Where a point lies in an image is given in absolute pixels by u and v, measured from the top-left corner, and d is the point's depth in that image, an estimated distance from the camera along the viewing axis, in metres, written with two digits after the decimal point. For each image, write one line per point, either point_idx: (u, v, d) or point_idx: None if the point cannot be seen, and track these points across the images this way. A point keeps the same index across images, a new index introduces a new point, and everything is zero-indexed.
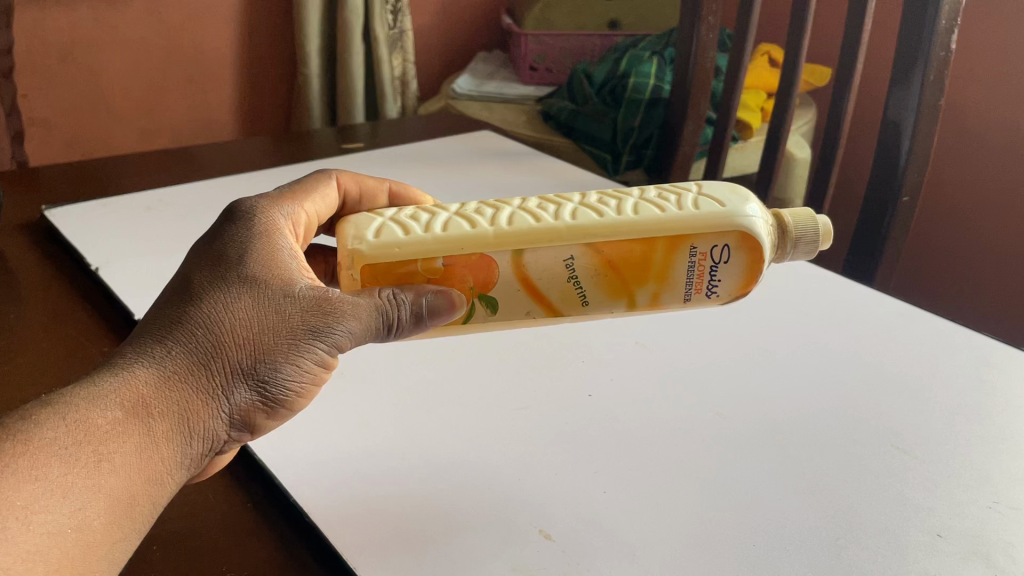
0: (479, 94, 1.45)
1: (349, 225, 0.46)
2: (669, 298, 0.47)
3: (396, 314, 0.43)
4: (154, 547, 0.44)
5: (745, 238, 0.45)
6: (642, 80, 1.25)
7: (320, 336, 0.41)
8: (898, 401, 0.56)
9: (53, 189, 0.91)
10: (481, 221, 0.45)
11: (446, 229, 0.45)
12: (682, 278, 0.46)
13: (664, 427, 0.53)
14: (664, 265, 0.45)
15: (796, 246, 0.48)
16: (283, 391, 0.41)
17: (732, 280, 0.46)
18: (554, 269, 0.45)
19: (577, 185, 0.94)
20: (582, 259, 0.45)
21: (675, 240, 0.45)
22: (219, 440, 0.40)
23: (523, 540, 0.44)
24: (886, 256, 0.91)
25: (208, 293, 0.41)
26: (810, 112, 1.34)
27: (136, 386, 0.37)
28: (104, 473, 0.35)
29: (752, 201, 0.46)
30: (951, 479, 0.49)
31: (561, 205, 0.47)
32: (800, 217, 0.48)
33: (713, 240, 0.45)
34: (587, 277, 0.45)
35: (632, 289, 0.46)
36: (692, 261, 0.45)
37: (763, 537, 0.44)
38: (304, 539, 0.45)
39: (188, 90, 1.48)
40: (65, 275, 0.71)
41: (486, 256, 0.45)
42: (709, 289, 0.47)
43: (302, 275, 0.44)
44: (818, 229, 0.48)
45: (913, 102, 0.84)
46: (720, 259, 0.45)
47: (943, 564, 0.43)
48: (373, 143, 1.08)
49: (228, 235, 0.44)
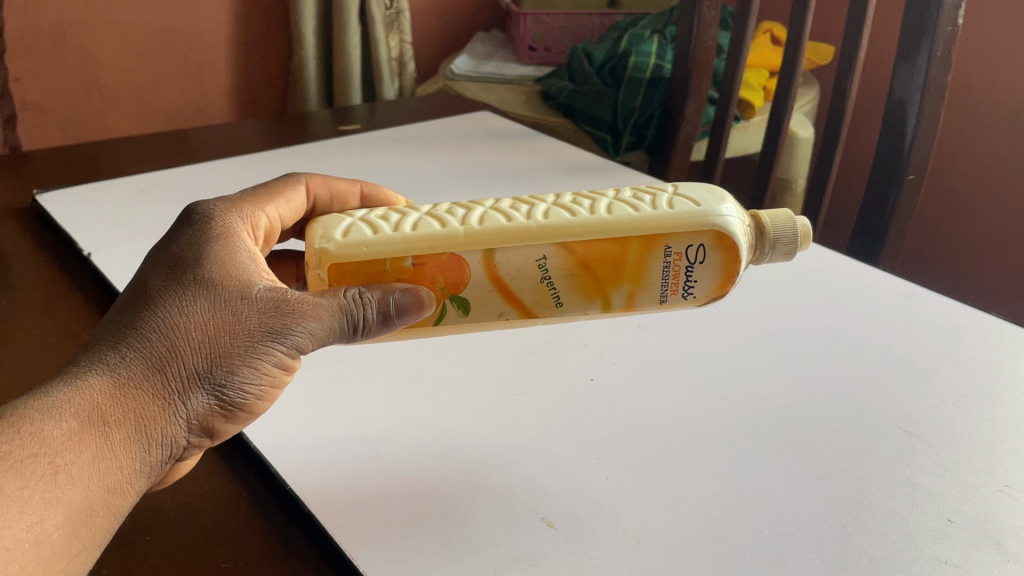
0: (476, 75, 1.43)
1: (318, 224, 0.45)
2: (645, 298, 0.46)
3: (362, 314, 0.42)
4: (148, 537, 0.43)
5: (720, 238, 0.44)
6: (642, 59, 1.23)
7: (279, 337, 0.40)
8: (906, 383, 0.55)
9: (46, 172, 0.90)
10: (452, 220, 0.44)
11: (415, 228, 0.44)
12: (656, 278, 0.45)
13: (666, 413, 0.52)
14: (639, 264, 0.44)
15: (774, 248, 0.47)
16: (242, 395, 0.40)
17: (708, 280, 0.45)
18: (526, 269, 0.44)
19: (578, 165, 0.93)
20: (555, 259, 0.44)
21: (648, 239, 0.43)
22: (178, 445, 0.39)
23: (524, 528, 0.43)
24: (893, 235, 0.90)
25: (163, 298, 0.39)
26: (813, 91, 1.33)
27: (90, 394, 0.36)
28: (61, 485, 0.34)
29: (728, 201, 0.45)
30: (961, 463, 0.48)
31: (534, 205, 0.46)
32: (778, 218, 0.47)
33: (688, 239, 0.44)
34: (560, 276, 0.44)
35: (607, 290, 0.45)
36: (667, 261, 0.44)
37: (769, 524, 0.43)
38: (300, 528, 0.44)
39: (183, 73, 1.47)
40: (58, 261, 0.70)
41: (457, 256, 0.43)
42: (685, 289, 0.45)
43: (261, 276, 0.42)
44: (796, 230, 0.46)
45: (920, 79, 0.82)
46: (695, 259, 0.44)
47: (955, 549, 0.42)
48: (371, 125, 1.06)
49: (186, 237, 0.43)
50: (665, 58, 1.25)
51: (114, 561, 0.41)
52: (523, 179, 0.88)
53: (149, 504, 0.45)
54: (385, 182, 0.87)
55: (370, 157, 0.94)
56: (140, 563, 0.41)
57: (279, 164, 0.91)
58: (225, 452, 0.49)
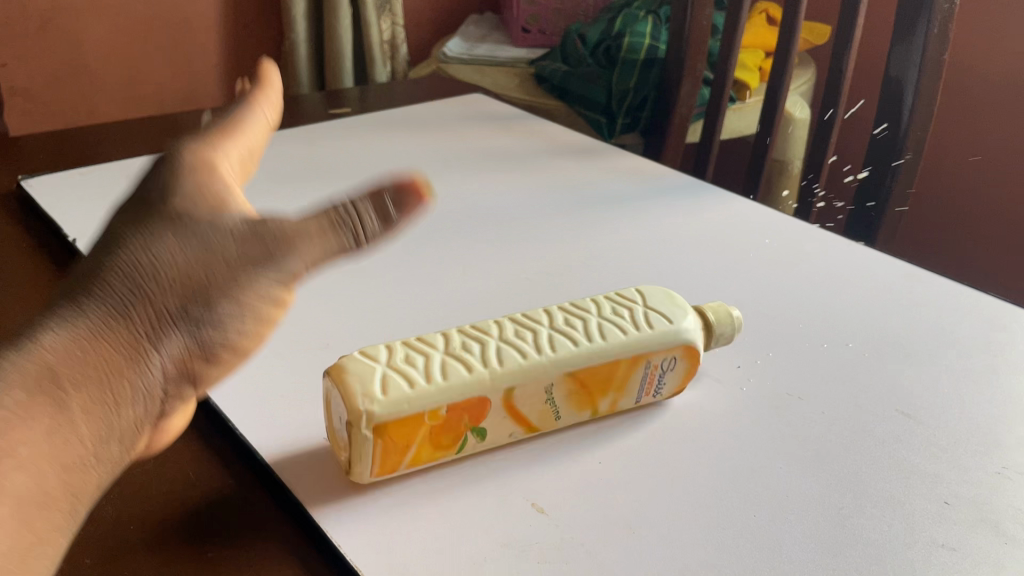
0: (470, 57, 1.41)
1: (345, 382, 0.40)
2: (625, 401, 0.48)
3: (354, 224, 0.37)
4: (118, 509, 0.42)
5: (690, 349, 0.47)
6: (637, 40, 1.23)
7: (254, 271, 0.37)
8: (901, 365, 0.54)
9: (30, 158, 0.88)
10: (476, 360, 0.43)
11: (446, 377, 0.41)
12: (635, 385, 0.47)
13: (661, 397, 0.51)
14: (625, 377, 0.46)
15: (715, 343, 0.50)
16: (220, 331, 0.38)
17: (674, 380, 0.49)
18: (535, 396, 0.44)
19: (571, 148, 0.92)
20: (560, 386, 0.44)
21: (637, 358, 0.46)
22: (150, 395, 0.37)
23: (513, 513, 0.42)
24: (891, 216, 0.89)
25: (124, 240, 0.37)
26: (810, 71, 1.32)
27: (42, 355, 0.34)
28: (23, 455, 0.32)
29: (689, 313, 0.48)
30: (958, 445, 0.47)
31: (535, 330, 0.45)
32: (720, 314, 0.50)
33: (664, 354, 0.46)
34: (563, 398, 0.45)
35: (596, 400, 0.46)
36: (646, 370, 0.47)
37: (764, 508, 0.42)
38: (276, 501, 0.43)
39: (173, 57, 1.45)
40: (39, 241, 0.69)
41: (484, 399, 0.42)
42: (655, 390, 0.48)
43: (235, 202, 0.39)
44: (736, 324, 0.49)
45: (918, 56, 0.82)
46: (668, 368, 0.47)
47: (951, 532, 0.41)
48: (362, 108, 1.05)
49: (153, 168, 0.40)
50: (659, 39, 1.24)
51: (99, 549, 0.39)
52: (516, 161, 0.87)
53: (134, 491, 0.43)
54: (377, 166, 0.86)
55: (360, 140, 0.93)
56: (126, 552, 0.39)
57: (268, 148, 0.90)
58: (212, 438, 0.47)
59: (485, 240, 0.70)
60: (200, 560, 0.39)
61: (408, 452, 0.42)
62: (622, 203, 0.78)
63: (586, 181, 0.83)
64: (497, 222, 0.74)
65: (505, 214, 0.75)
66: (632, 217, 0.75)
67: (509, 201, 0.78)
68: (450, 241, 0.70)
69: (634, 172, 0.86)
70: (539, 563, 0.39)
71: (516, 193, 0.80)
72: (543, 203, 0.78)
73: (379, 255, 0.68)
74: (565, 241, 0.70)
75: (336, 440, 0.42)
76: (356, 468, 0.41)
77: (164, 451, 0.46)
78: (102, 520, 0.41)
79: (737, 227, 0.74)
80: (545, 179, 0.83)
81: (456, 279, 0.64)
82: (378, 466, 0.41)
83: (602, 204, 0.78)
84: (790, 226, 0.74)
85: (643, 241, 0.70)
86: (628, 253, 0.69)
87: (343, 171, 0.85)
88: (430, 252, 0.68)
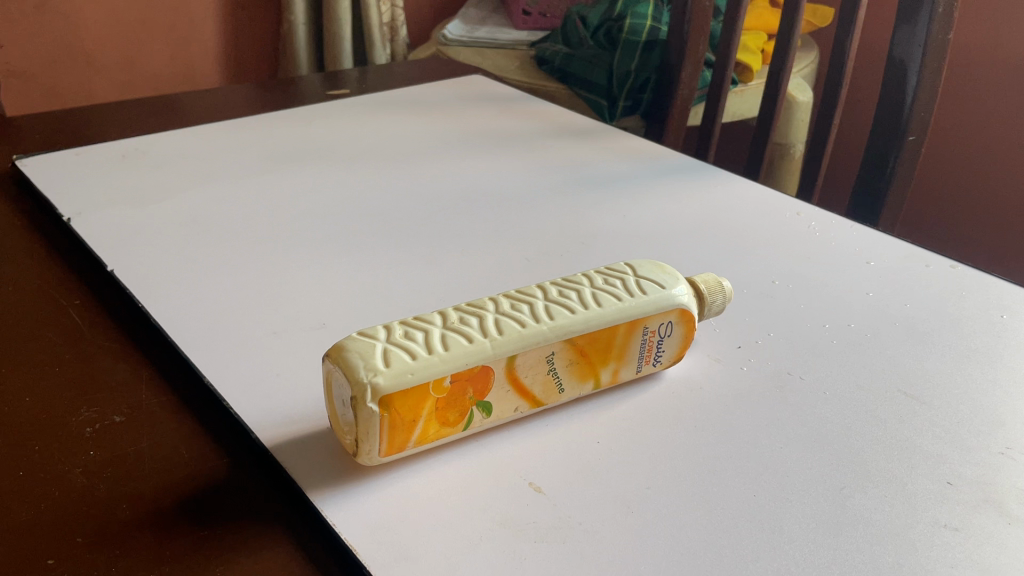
0: (470, 40, 1.40)
1: (347, 356, 0.39)
2: (626, 372, 0.48)
3: None
4: (112, 490, 0.41)
5: (683, 312, 0.47)
6: (638, 21, 1.22)
7: None
8: (904, 346, 0.53)
9: (26, 137, 0.88)
10: (474, 331, 0.42)
11: (447, 347, 0.41)
12: (635, 353, 0.47)
13: (660, 377, 0.50)
14: (624, 344, 0.46)
15: (708, 312, 0.50)
16: None
17: (672, 347, 0.49)
18: (538, 366, 0.43)
19: (570, 128, 0.91)
20: (561, 354, 0.44)
21: (634, 323, 0.46)
22: None
23: (512, 492, 0.41)
24: (893, 199, 0.88)
25: None
26: (812, 54, 1.31)
27: None
28: None
29: (680, 280, 0.48)
30: (961, 425, 0.47)
31: (529, 302, 0.45)
32: (710, 283, 0.50)
33: (660, 319, 0.47)
34: (563, 367, 0.45)
35: (598, 369, 0.46)
36: (644, 338, 0.47)
37: (765, 489, 0.42)
38: (272, 485, 0.42)
39: (170, 38, 1.47)
40: (31, 221, 0.68)
41: (487, 368, 0.42)
42: (655, 359, 0.48)
43: None
44: (727, 294, 0.49)
45: (922, 35, 0.81)
46: (665, 334, 0.48)
47: (954, 512, 0.41)
48: (361, 88, 1.04)
49: None
50: (660, 20, 1.24)
51: (90, 528, 0.39)
52: (516, 142, 0.87)
53: (125, 471, 0.42)
54: (374, 146, 0.85)
55: (359, 120, 0.92)
56: (118, 529, 0.39)
57: (266, 129, 0.89)
58: (206, 417, 0.46)
59: (484, 220, 0.70)
60: (193, 540, 0.38)
61: (417, 429, 0.41)
62: (622, 184, 0.77)
63: (586, 161, 0.83)
64: (496, 203, 0.73)
65: (504, 195, 0.75)
66: (633, 198, 0.74)
67: (509, 181, 0.78)
68: (448, 221, 0.70)
69: (634, 152, 0.85)
70: (536, 543, 0.38)
71: (516, 174, 0.79)
72: (542, 184, 0.77)
73: (375, 235, 0.67)
74: (564, 222, 0.70)
75: (339, 423, 0.41)
76: (365, 447, 0.40)
77: (157, 430, 0.45)
78: (94, 499, 0.40)
79: (739, 208, 0.73)
80: (545, 160, 0.83)
81: (454, 259, 0.63)
82: (386, 445, 0.41)
83: (603, 185, 0.77)
84: (793, 207, 0.73)
85: (644, 222, 0.70)
86: (628, 234, 0.68)
87: (341, 151, 0.84)
88: (428, 232, 0.68)
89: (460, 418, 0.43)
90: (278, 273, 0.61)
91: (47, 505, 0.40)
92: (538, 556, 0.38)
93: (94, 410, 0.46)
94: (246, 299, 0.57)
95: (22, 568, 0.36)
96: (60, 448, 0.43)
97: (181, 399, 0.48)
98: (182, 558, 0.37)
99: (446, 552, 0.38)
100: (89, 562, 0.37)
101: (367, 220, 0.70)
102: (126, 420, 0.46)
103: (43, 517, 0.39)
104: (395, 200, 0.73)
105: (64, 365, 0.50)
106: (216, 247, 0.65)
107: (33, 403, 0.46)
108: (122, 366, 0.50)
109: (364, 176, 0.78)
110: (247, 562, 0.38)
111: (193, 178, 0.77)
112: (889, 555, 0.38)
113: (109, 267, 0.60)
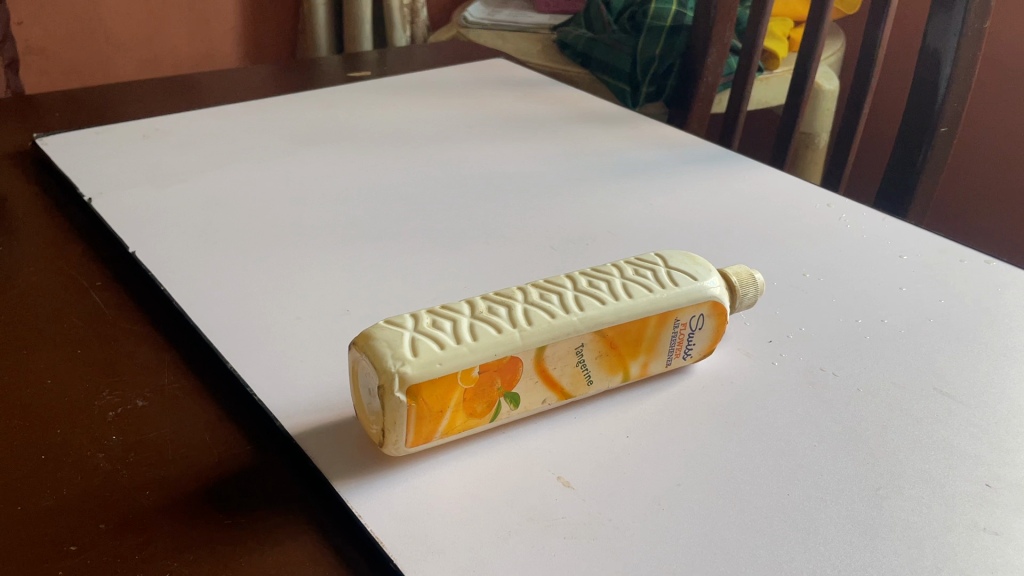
0: (491, 23, 1.38)
1: (376, 343, 0.38)
2: (655, 365, 0.47)
3: None
4: (136, 476, 0.40)
5: (716, 305, 0.46)
6: (663, 6, 1.21)
7: None
8: (940, 343, 0.52)
9: (45, 115, 0.87)
10: (503, 321, 0.41)
11: (476, 337, 0.40)
12: (664, 346, 0.46)
13: (689, 371, 0.49)
14: (654, 337, 0.45)
15: (739, 305, 0.49)
16: None
17: (702, 341, 0.48)
18: (568, 358, 0.43)
19: (594, 115, 0.90)
20: (591, 346, 0.43)
21: (665, 315, 0.45)
22: None
23: (542, 487, 0.41)
24: (922, 191, 0.86)
25: None
26: (839, 41, 1.29)
27: None
28: None
29: (713, 272, 0.47)
30: (999, 425, 0.46)
31: (558, 292, 0.44)
32: (742, 275, 0.48)
33: (692, 311, 0.45)
34: (593, 358, 0.44)
35: (627, 362, 0.45)
36: (675, 331, 0.46)
37: (800, 487, 0.41)
38: (297, 475, 0.42)
39: (190, 17, 1.46)
40: (50, 201, 0.67)
41: (516, 359, 0.41)
42: (685, 352, 0.47)
43: None
44: (759, 287, 0.48)
45: (957, 24, 0.79)
46: (695, 327, 0.47)
47: (993, 516, 0.40)
48: (381, 71, 1.03)
49: None
50: (685, 5, 1.22)
51: (113, 514, 0.38)
52: (538, 128, 0.85)
53: (148, 456, 0.42)
54: (395, 130, 0.84)
55: (379, 104, 0.91)
56: (142, 516, 0.38)
57: (287, 111, 0.88)
58: (228, 404, 0.46)
59: (506, 208, 0.69)
60: (218, 529, 0.38)
61: (444, 419, 0.40)
62: (647, 172, 0.76)
63: (609, 148, 0.81)
64: (518, 190, 0.72)
65: (527, 182, 0.73)
66: (658, 186, 0.73)
67: (531, 168, 0.76)
68: (469, 208, 0.68)
69: (660, 140, 0.83)
70: (565, 539, 0.38)
71: (538, 160, 0.78)
72: (565, 171, 0.76)
73: (396, 221, 0.66)
74: (588, 211, 0.69)
75: (365, 412, 0.41)
76: (391, 438, 0.39)
77: (181, 415, 0.45)
78: (116, 484, 0.40)
79: (767, 199, 0.71)
80: (567, 147, 0.81)
81: (477, 247, 0.62)
82: (412, 435, 0.40)
83: (627, 173, 0.76)
84: (823, 198, 0.71)
85: (669, 212, 0.68)
86: (654, 223, 0.67)
87: (361, 135, 0.83)
88: (449, 219, 0.67)
89: (487, 410, 0.42)
90: (299, 259, 0.60)
91: (69, 490, 0.39)
92: (568, 552, 0.37)
93: (117, 394, 0.45)
94: (266, 284, 0.57)
95: (44, 555, 0.36)
96: (82, 432, 0.43)
97: (204, 384, 0.47)
98: (205, 546, 0.37)
99: (474, 546, 0.37)
100: (112, 548, 0.36)
101: (388, 206, 0.68)
102: (148, 405, 0.45)
103: (67, 502, 0.39)
104: (418, 186, 0.72)
105: (86, 348, 0.49)
106: (236, 230, 0.64)
107: (55, 385, 0.46)
108: (143, 350, 0.49)
109: (387, 159, 0.77)
110: (272, 551, 0.37)
111: (213, 160, 0.76)
112: (926, 558, 0.37)
113: (131, 249, 0.60)
